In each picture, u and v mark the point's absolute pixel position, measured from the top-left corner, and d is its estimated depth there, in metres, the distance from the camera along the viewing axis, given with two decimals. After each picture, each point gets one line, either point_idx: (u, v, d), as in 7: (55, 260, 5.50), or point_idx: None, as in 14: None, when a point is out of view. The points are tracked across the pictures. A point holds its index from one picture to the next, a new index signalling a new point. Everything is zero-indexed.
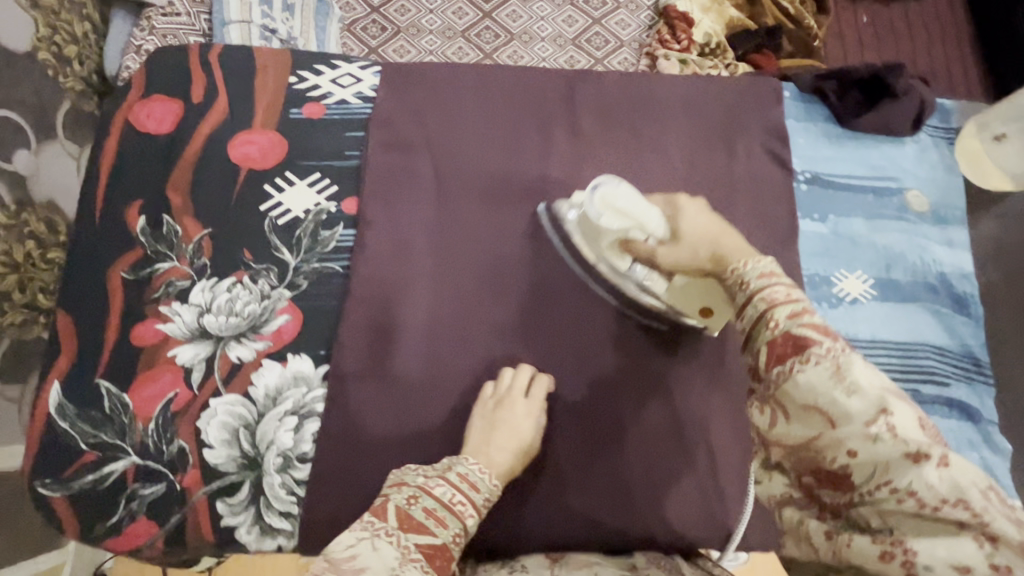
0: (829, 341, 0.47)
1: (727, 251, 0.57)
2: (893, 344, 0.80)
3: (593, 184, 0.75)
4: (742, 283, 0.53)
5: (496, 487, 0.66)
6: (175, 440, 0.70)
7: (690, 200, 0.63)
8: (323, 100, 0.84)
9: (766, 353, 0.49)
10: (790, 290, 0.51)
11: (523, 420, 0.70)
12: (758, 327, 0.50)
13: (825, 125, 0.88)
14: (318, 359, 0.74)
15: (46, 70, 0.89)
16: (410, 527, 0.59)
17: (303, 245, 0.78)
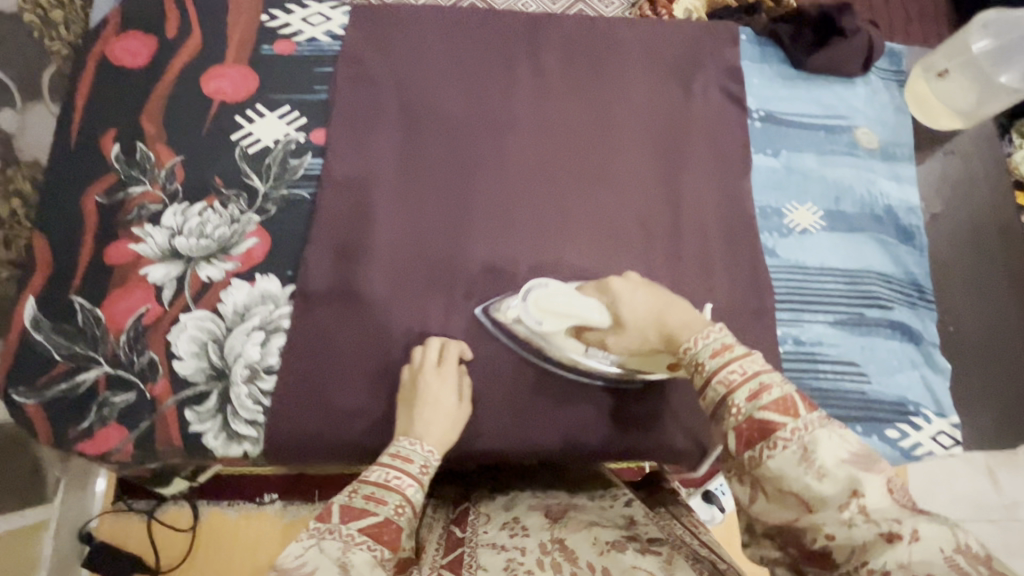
0: (792, 422, 0.45)
1: (674, 331, 0.57)
2: (840, 271, 0.83)
3: (524, 291, 0.74)
4: (698, 364, 0.52)
5: (435, 455, 0.62)
6: (146, 352, 0.73)
7: (622, 281, 0.64)
8: (294, 37, 0.87)
9: (734, 438, 0.47)
10: (745, 364, 0.49)
11: (445, 395, 0.69)
12: (721, 411, 0.49)
13: (780, 66, 0.92)
14: (285, 280, 0.77)
15: (31, 31, 0.87)
16: (351, 516, 0.52)
17: (272, 173, 0.81)
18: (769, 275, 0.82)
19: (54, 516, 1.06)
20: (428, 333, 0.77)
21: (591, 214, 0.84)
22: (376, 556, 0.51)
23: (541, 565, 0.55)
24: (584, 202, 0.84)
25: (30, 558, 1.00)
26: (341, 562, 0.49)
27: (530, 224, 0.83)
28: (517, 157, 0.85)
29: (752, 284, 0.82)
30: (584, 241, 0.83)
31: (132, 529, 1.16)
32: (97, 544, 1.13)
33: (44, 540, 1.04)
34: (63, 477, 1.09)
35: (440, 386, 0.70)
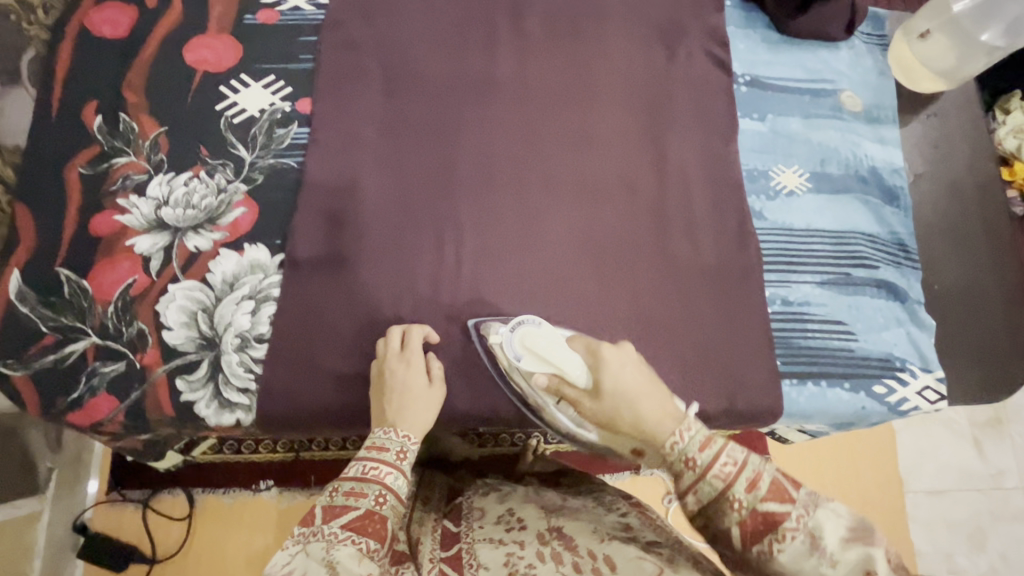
0: (792, 508, 0.49)
1: (652, 428, 0.57)
2: (827, 233, 0.84)
3: (513, 324, 0.74)
4: (687, 460, 0.54)
5: (412, 440, 0.63)
6: (135, 322, 0.72)
7: (612, 350, 0.64)
8: (277, 6, 0.86)
9: (737, 532, 0.50)
10: (731, 454, 0.53)
11: (414, 376, 0.70)
12: (721, 507, 0.51)
13: (764, 31, 0.92)
14: (274, 249, 0.77)
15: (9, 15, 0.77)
16: (334, 514, 0.55)
17: (258, 143, 0.80)
18: (756, 236, 0.83)
19: (47, 506, 1.06)
20: (419, 299, 0.77)
21: (575, 177, 0.83)
22: (361, 549, 0.53)
23: (542, 556, 0.58)
24: (569, 167, 0.83)
25: (25, 547, 1.01)
26: (327, 560, 0.51)
27: (516, 187, 0.82)
28: (501, 121, 0.83)
29: (740, 246, 0.82)
30: (571, 203, 0.82)
31: (127, 518, 1.15)
32: (92, 534, 1.12)
33: (39, 529, 1.04)
34: (56, 467, 1.08)
35: (406, 372, 0.70)
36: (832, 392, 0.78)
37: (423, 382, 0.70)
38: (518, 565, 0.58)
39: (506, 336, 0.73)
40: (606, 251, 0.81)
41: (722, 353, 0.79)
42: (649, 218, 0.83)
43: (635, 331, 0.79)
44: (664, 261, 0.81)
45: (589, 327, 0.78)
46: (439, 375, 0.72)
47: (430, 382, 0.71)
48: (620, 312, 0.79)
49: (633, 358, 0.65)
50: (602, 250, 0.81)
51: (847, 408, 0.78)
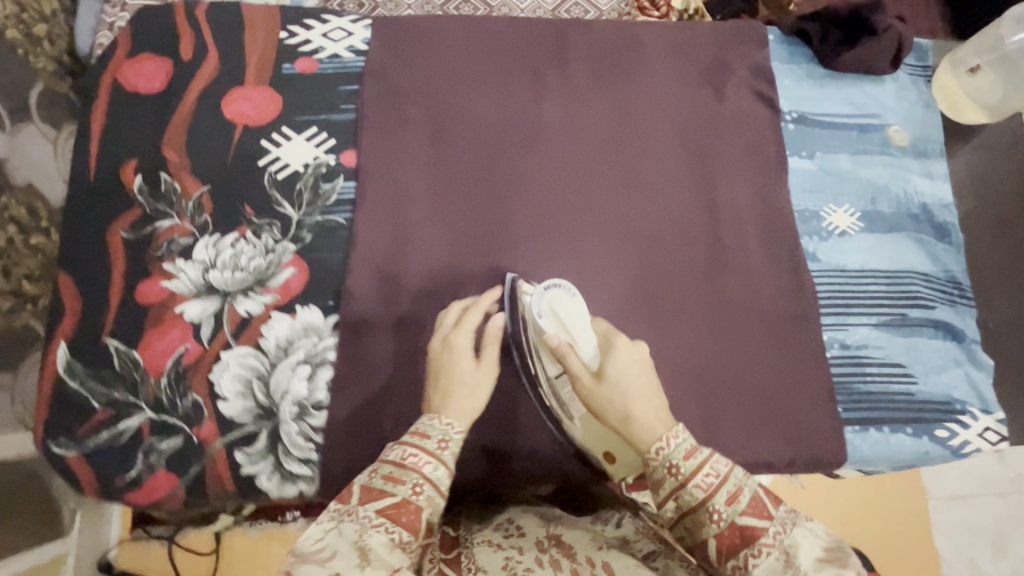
0: (773, 526, 0.50)
1: (637, 430, 0.57)
2: (880, 272, 0.83)
3: (546, 283, 0.72)
4: (672, 468, 0.54)
5: (455, 428, 0.58)
6: (189, 393, 0.70)
7: (627, 345, 0.65)
8: (315, 54, 0.83)
9: (715, 545, 0.52)
10: (716, 465, 0.54)
11: (461, 360, 0.65)
12: (700, 518, 0.53)
13: (809, 66, 0.91)
14: (328, 310, 0.75)
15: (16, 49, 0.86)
16: (370, 497, 0.51)
17: (304, 199, 0.78)
18: (812, 278, 0.82)
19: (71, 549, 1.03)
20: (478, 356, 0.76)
21: (624, 223, 0.82)
22: (393, 540, 0.49)
23: (541, 562, 0.55)
24: (615, 213, 0.82)
25: None
26: (359, 546, 0.47)
27: (567, 236, 0.81)
28: (550, 169, 0.83)
29: (796, 289, 0.82)
30: (623, 249, 0.81)
31: (152, 554, 1.14)
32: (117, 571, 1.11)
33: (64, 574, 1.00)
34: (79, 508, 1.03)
35: (452, 355, 0.66)
36: (895, 437, 0.78)
37: (472, 365, 0.65)
38: (517, 569, 0.54)
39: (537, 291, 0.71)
40: (659, 297, 0.80)
41: (782, 400, 0.78)
42: (702, 264, 0.82)
43: (693, 379, 0.78)
44: (719, 307, 0.81)
45: None
46: (492, 358, 0.66)
47: (479, 363, 0.65)
48: (679, 361, 0.78)
49: (643, 357, 0.64)
50: (656, 296, 0.80)
51: (910, 453, 0.77)
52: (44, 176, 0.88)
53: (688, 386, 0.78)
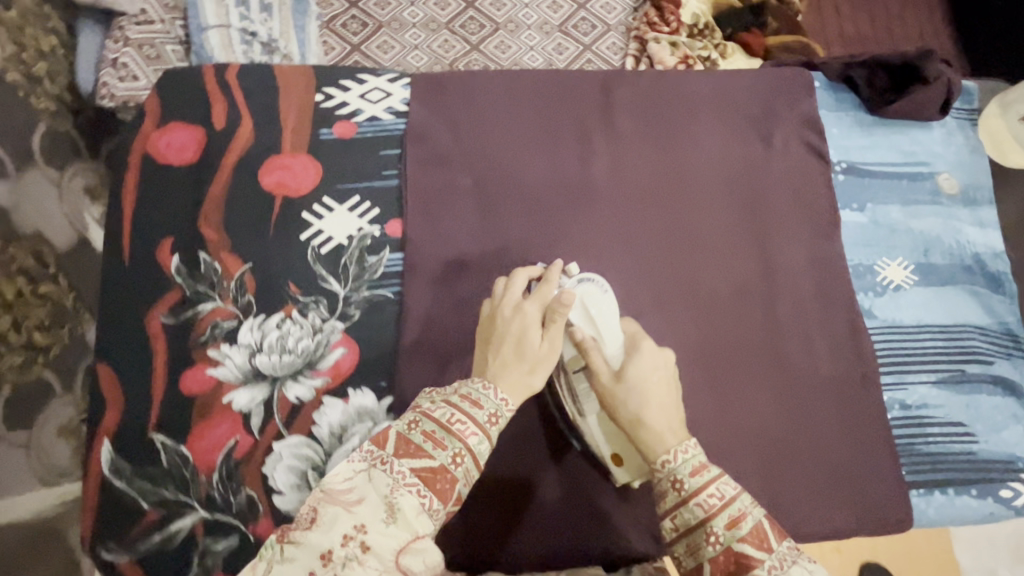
0: (770, 559, 0.49)
1: (647, 439, 0.58)
2: (937, 328, 0.82)
3: (580, 276, 0.73)
4: (675, 481, 0.55)
5: (508, 405, 0.56)
6: (242, 489, 0.67)
7: (653, 348, 0.64)
8: (353, 117, 0.80)
9: (709, 568, 0.51)
10: (721, 488, 0.54)
11: (530, 333, 0.60)
12: (696, 533, 0.53)
13: (856, 113, 0.89)
14: (380, 392, 0.72)
15: (16, 91, 0.91)
16: (408, 453, 0.49)
17: (350, 274, 0.75)
18: (868, 336, 0.81)
19: None
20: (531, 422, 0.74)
21: (678, 285, 0.80)
22: (424, 505, 0.47)
23: None
24: (668, 274, 0.80)
25: None
26: (389, 501, 0.46)
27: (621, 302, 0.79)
28: (600, 231, 0.80)
29: (853, 349, 0.80)
30: (678, 313, 0.79)
31: None
32: None
33: None
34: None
35: (521, 324, 0.61)
36: (960, 500, 0.76)
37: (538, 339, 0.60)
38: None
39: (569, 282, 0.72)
40: (718, 362, 0.78)
41: (845, 467, 0.77)
42: (760, 327, 0.80)
43: (754, 449, 0.76)
44: (777, 371, 0.79)
45: (706, 447, 0.75)
46: (558, 331, 0.61)
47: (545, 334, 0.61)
48: (739, 429, 0.76)
49: (667, 364, 0.64)
50: (713, 361, 0.78)
51: (975, 515, 0.76)
52: None
53: (752, 455, 0.76)
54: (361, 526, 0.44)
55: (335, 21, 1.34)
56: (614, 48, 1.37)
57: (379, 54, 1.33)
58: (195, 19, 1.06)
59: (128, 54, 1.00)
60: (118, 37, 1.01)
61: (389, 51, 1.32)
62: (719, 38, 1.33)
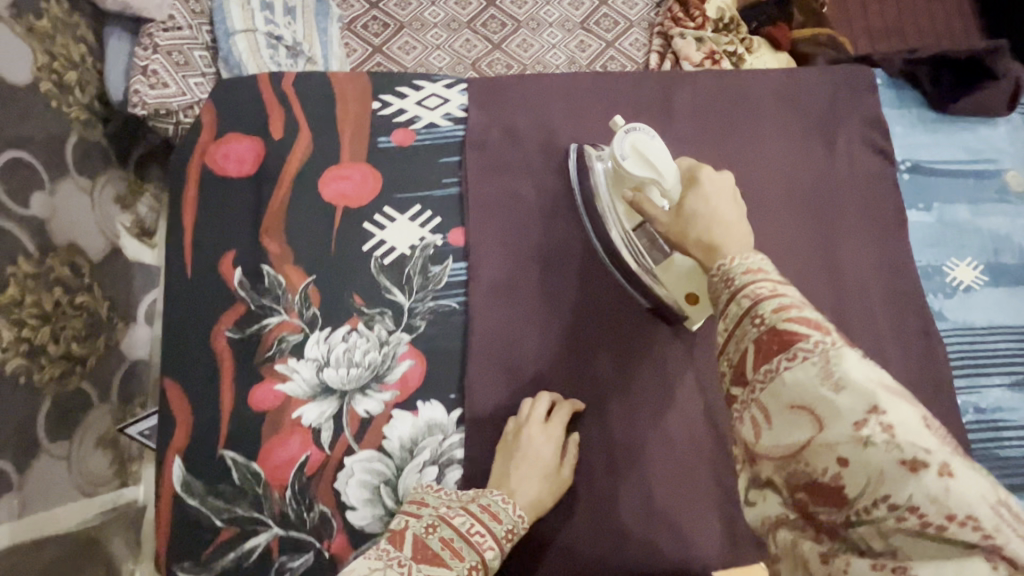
0: (818, 335, 0.43)
1: (719, 242, 0.55)
2: (1009, 329, 0.80)
3: (627, 126, 0.68)
4: (728, 280, 0.50)
5: (523, 522, 0.62)
6: (315, 505, 0.66)
7: (713, 175, 0.62)
8: (411, 124, 0.78)
9: (753, 351, 0.45)
10: (777, 284, 0.48)
11: (545, 453, 0.66)
12: (742, 324, 0.47)
13: (919, 111, 0.86)
14: (450, 405, 0.71)
15: (50, 101, 0.99)
16: (425, 558, 0.56)
17: (414, 285, 0.74)
18: (941, 340, 0.79)
19: None
20: (604, 413, 0.72)
21: None
22: None
23: None
24: None
25: None
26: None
27: None
28: None
29: (925, 352, 0.78)
30: None
31: None
32: None
33: None
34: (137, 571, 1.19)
35: (543, 443, 0.67)
36: None
37: (554, 464, 0.67)
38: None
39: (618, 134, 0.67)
40: None
41: None
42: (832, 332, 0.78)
43: None
44: None
45: None
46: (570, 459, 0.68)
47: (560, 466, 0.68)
48: None
49: (732, 194, 0.61)
50: None
51: None
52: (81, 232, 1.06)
53: None
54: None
55: (357, 22, 1.33)
56: (636, 44, 1.35)
57: (401, 56, 1.32)
58: (223, 25, 1.08)
59: (156, 62, 1.01)
60: (148, 44, 1.02)
61: (411, 52, 1.31)
62: (745, 32, 1.27)
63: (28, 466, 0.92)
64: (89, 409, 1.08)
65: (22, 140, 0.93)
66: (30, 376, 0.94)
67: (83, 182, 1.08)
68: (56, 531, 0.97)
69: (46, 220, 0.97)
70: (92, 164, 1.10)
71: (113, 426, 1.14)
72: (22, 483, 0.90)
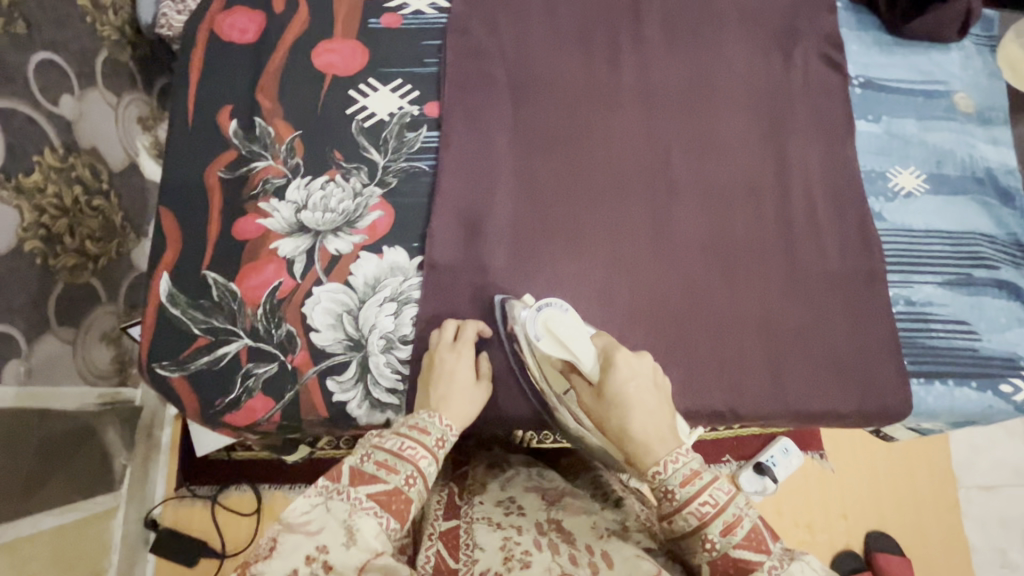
0: (766, 559, 0.53)
1: (640, 443, 0.60)
2: (945, 233, 0.85)
3: (541, 302, 0.72)
4: (669, 494, 0.57)
5: (452, 430, 0.64)
6: (283, 324, 0.74)
7: (628, 358, 0.65)
8: (399, 10, 0.86)
9: (708, 568, 0.56)
10: (713, 495, 0.56)
11: (461, 370, 0.71)
12: (696, 542, 0.56)
13: (875, 33, 0.93)
14: (412, 252, 0.78)
15: (86, 18, 1.07)
16: (362, 481, 0.55)
17: (390, 146, 0.81)
18: (878, 237, 0.84)
19: (122, 503, 1.27)
20: (551, 289, 0.79)
21: (701, 184, 0.85)
22: (381, 524, 0.54)
23: (539, 544, 0.61)
24: (692, 171, 0.85)
25: (104, 542, 1.21)
26: (348, 525, 0.53)
27: (640, 191, 0.84)
28: (625, 127, 0.85)
29: (862, 247, 0.83)
30: (697, 206, 0.84)
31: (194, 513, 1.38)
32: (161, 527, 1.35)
33: (115, 525, 1.25)
34: (129, 464, 1.29)
35: (456, 362, 0.71)
36: (960, 391, 0.80)
37: (472, 378, 0.71)
38: (515, 552, 0.61)
39: (532, 315, 0.71)
40: (733, 253, 0.83)
41: (849, 359, 0.80)
42: (774, 227, 0.84)
43: (759, 328, 0.80)
44: (791, 268, 0.83)
45: (713, 324, 0.80)
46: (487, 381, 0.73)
47: (478, 381, 0.73)
48: (746, 318, 0.81)
49: (646, 370, 0.65)
50: (726, 251, 0.83)
51: (974, 408, 0.79)
52: (102, 138, 1.12)
53: (759, 338, 0.80)
54: (323, 548, 0.51)
55: None
56: None
57: None
58: None
59: None
60: None
61: None
62: None
63: (36, 342, 0.99)
64: (96, 303, 1.14)
65: (57, 45, 1.02)
66: (45, 260, 1.00)
67: (110, 97, 1.15)
68: (59, 408, 1.06)
69: (73, 121, 1.06)
70: (119, 83, 1.16)
71: (118, 326, 1.21)
72: (29, 353, 0.98)
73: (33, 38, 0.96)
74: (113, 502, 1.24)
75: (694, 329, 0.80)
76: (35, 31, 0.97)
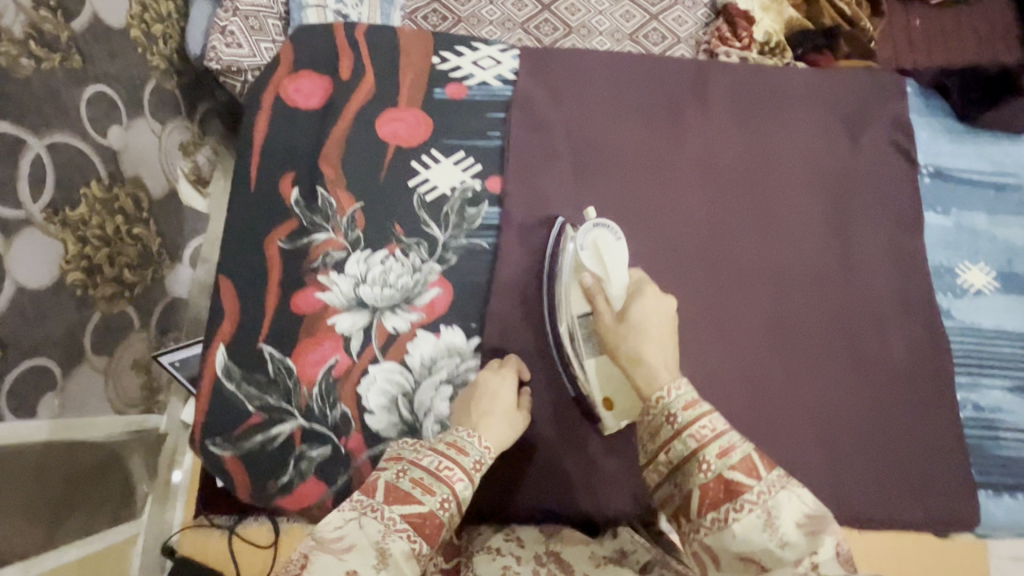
0: (759, 485, 0.51)
1: (648, 359, 0.59)
2: (1015, 335, 0.83)
3: (597, 221, 0.74)
4: (669, 416, 0.56)
5: (490, 454, 0.60)
6: (338, 405, 0.73)
7: (657, 295, 0.65)
8: (465, 81, 0.86)
9: (698, 495, 0.52)
10: (714, 422, 0.55)
11: (505, 392, 0.67)
12: (691, 466, 0.54)
13: (945, 120, 0.91)
14: (470, 332, 0.77)
15: (136, 46, 1.08)
16: (397, 499, 0.54)
17: (450, 222, 0.80)
18: (947, 338, 0.82)
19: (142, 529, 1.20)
20: None
21: (764, 269, 0.83)
22: (413, 549, 0.51)
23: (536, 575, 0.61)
24: (754, 256, 0.83)
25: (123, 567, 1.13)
26: (380, 548, 0.50)
27: (701, 274, 0.82)
28: (689, 206, 0.84)
29: (930, 344, 0.81)
30: (759, 294, 0.82)
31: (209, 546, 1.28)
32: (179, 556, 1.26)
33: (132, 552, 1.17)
34: (150, 492, 1.23)
35: (499, 383, 0.68)
36: None
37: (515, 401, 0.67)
38: None
39: (585, 228, 0.73)
40: (796, 343, 0.81)
41: (912, 463, 0.77)
42: (837, 317, 0.82)
43: (820, 426, 0.78)
44: (856, 363, 0.80)
45: (773, 419, 0.78)
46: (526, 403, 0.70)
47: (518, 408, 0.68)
48: (808, 415, 0.78)
49: (667, 310, 0.64)
50: (789, 340, 0.81)
51: None
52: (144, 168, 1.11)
53: (820, 435, 0.77)
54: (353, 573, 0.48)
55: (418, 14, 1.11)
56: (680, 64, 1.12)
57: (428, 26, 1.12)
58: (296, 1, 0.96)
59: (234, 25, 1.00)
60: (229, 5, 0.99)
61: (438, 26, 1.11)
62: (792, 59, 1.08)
63: (73, 372, 0.96)
64: (129, 332, 1.10)
65: (110, 78, 1.02)
66: (85, 291, 0.97)
67: (155, 125, 1.15)
68: (92, 438, 1.02)
69: (119, 151, 1.05)
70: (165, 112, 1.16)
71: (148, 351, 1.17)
72: (64, 384, 0.94)
73: (87, 72, 0.96)
74: (133, 529, 1.17)
75: (754, 423, 0.78)
76: (89, 64, 0.97)
